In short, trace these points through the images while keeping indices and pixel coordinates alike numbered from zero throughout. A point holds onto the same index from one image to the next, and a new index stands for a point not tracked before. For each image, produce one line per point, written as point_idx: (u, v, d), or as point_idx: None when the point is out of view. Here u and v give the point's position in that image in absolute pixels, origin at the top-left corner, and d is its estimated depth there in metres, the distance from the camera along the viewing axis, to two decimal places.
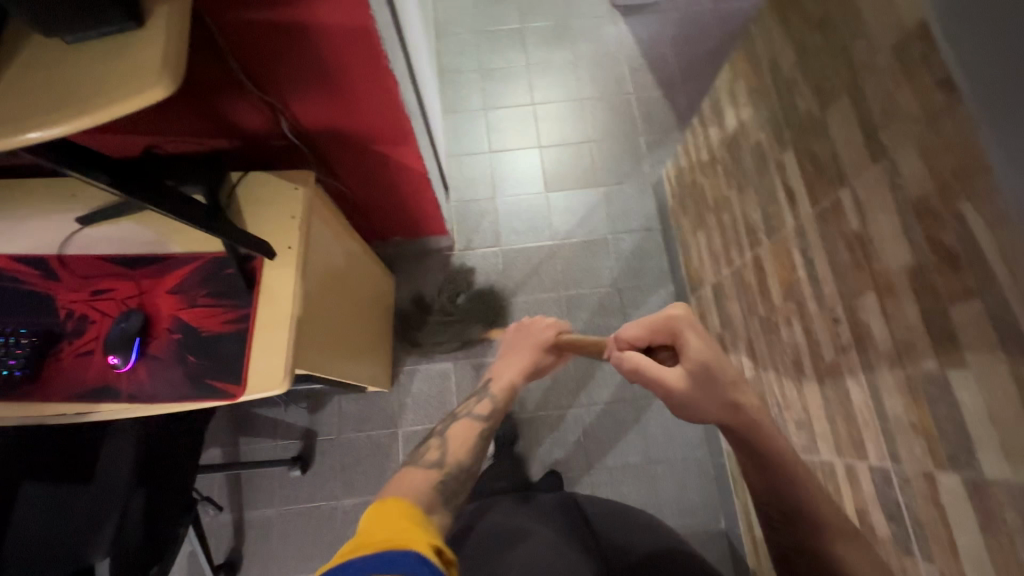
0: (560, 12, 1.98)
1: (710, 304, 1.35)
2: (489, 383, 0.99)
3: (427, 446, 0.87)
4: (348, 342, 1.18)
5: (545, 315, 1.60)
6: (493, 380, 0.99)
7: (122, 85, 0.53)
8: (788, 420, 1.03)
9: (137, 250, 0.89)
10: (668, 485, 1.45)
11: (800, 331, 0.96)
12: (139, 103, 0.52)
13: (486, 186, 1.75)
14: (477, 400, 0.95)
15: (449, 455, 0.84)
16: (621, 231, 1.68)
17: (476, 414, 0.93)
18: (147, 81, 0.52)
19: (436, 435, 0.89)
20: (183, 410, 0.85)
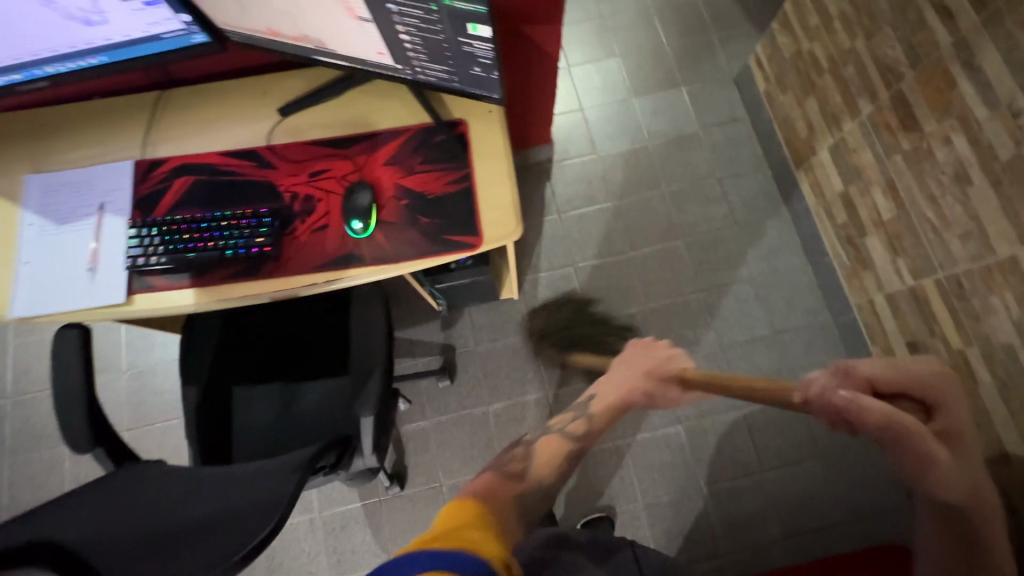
0: None
1: (828, 166, 1.41)
2: (591, 402, 1.04)
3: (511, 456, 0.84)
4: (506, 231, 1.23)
5: (652, 211, 1.66)
6: (597, 398, 1.05)
7: None
8: (948, 237, 1.10)
9: (343, 132, 0.93)
10: (799, 350, 1.51)
11: (961, 143, 1.03)
12: None
13: (570, 99, 1.78)
14: (573, 420, 0.98)
15: (532, 470, 0.81)
16: (711, 125, 1.72)
17: (567, 432, 0.95)
18: None
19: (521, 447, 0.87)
20: (419, 272, 0.90)
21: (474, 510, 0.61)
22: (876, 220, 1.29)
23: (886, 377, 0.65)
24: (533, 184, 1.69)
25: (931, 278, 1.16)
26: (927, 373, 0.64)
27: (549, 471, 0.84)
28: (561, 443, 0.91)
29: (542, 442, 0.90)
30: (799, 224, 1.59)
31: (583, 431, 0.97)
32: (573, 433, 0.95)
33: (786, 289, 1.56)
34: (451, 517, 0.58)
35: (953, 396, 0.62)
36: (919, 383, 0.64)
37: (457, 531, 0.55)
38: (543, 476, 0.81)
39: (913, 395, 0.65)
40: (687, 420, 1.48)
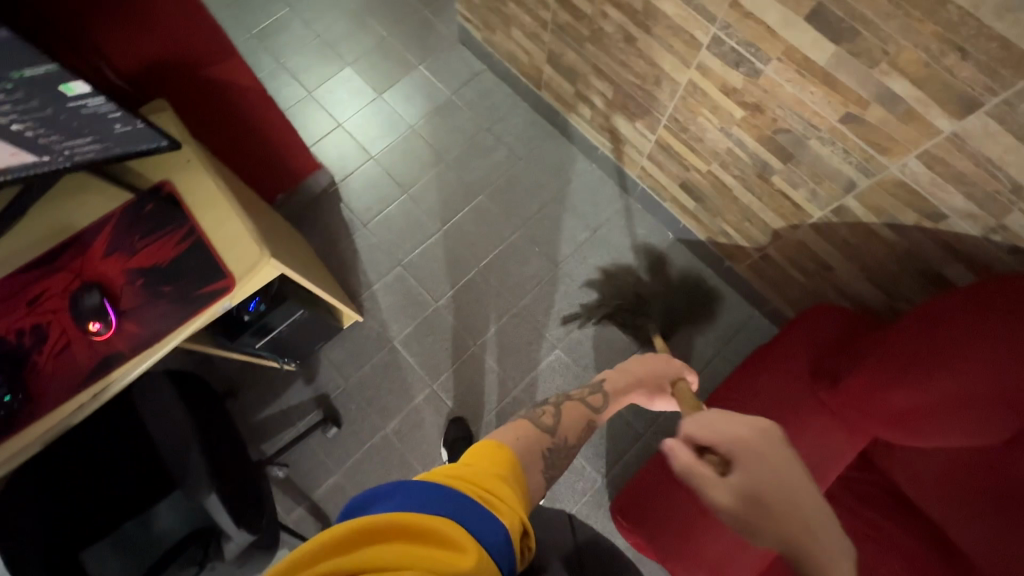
0: None
1: (555, 77, 1.56)
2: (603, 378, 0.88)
3: (542, 410, 0.75)
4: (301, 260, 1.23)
5: (446, 184, 1.73)
6: (608, 377, 0.88)
7: None
8: (651, 88, 1.26)
9: (43, 246, 0.86)
10: (618, 235, 1.66)
11: (614, 12, 1.18)
12: None
13: (326, 120, 1.79)
14: (590, 392, 0.84)
15: (564, 428, 0.72)
16: (459, 87, 1.82)
17: (586, 400, 0.81)
18: None
19: (549, 402, 0.77)
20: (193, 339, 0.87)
21: (507, 456, 0.59)
22: (607, 102, 1.45)
23: (704, 434, 0.62)
24: (328, 213, 1.68)
25: (661, 126, 1.33)
26: (749, 437, 0.60)
27: (575, 433, 0.74)
28: (583, 408, 0.80)
29: (565, 406, 0.78)
30: (567, 134, 1.73)
31: (601, 402, 0.83)
32: (593, 404, 0.81)
33: (584, 192, 1.70)
34: (489, 455, 0.59)
35: (760, 447, 0.59)
36: (731, 439, 0.61)
37: (483, 473, 0.55)
38: (571, 435, 0.73)
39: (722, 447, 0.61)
40: (562, 342, 1.57)
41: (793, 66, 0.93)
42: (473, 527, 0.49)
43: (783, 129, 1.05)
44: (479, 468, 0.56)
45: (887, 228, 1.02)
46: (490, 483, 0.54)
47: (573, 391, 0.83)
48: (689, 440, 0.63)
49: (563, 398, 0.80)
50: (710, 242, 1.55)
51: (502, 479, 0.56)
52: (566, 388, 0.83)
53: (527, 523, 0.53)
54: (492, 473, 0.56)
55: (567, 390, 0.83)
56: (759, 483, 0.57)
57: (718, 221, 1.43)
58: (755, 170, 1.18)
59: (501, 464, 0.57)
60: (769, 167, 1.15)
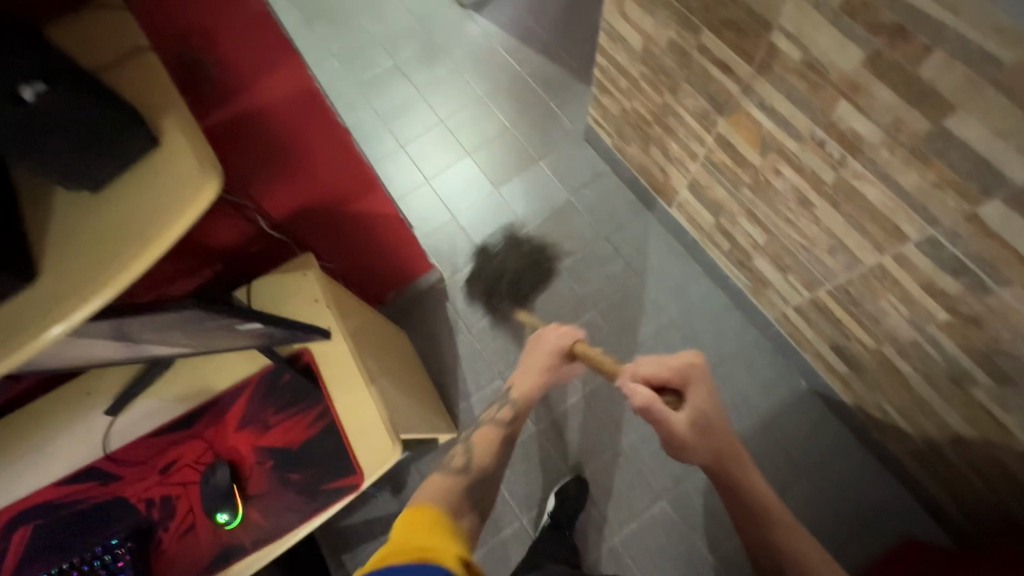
0: (420, 34, 2.03)
1: (693, 202, 1.43)
2: (510, 390, 1.05)
3: (455, 454, 0.91)
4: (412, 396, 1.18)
5: (556, 292, 1.64)
6: (513, 387, 1.05)
7: (164, 208, 0.55)
8: (820, 253, 1.10)
9: (183, 409, 0.86)
10: (742, 376, 1.49)
11: (791, 172, 1.04)
12: (183, 212, 0.55)
13: (441, 211, 1.76)
14: (500, 407, 1.02)
15: (476, 460, 0.88)
16: (579, 187, 1.74)
17: (499, 419, 0.99)
18: (187, 192, 0.56)
19: (461, 444, 0.95)
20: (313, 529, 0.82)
21: (430, 515, 0.68)
22: (754, 244, 1.30)
23: (665, 372, 0.89)
24: (433, 309, 1.64)
25: (823, 289, 1.17)
26: (696, 360, 0.90)
27: (487, 455, 0.91)
28: (497, 428, 0.97)
29: (480, 435, 0.97)
30: (694, 254, 1.60)
31: (512, 415, 1.00)
32: (504, 419, 0.99)
33: (707, 320, 1.55)
34: (410, 522, 0.66)
35: (697, 379, 0.88)
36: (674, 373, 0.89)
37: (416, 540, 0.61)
38: (488, 464, 0.88)
39: (672, 387, 0.88)
40: (668, 494, 1.43)
41: None
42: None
43: (1007, 352, 0.86)
44: (408, 537, 0.62)
45: None
46: (420, 541, 0.62)
47: (488, 417, 1.02)
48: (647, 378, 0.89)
49: (476, 429, 0.99)
50: (855, 406, 1.35)
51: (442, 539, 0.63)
52: (480, 418, 1.02)
53: (471, 560, 0.61)
54: (423, 532, 0.63)
55: (482, 419, 1.02)
56: (706, 413, 0.86)
57: (875, 394, 1.24)
58: (948, 373, 1.00)
59: (430, 524, 0.65)
60: (971, 376, 0.96)
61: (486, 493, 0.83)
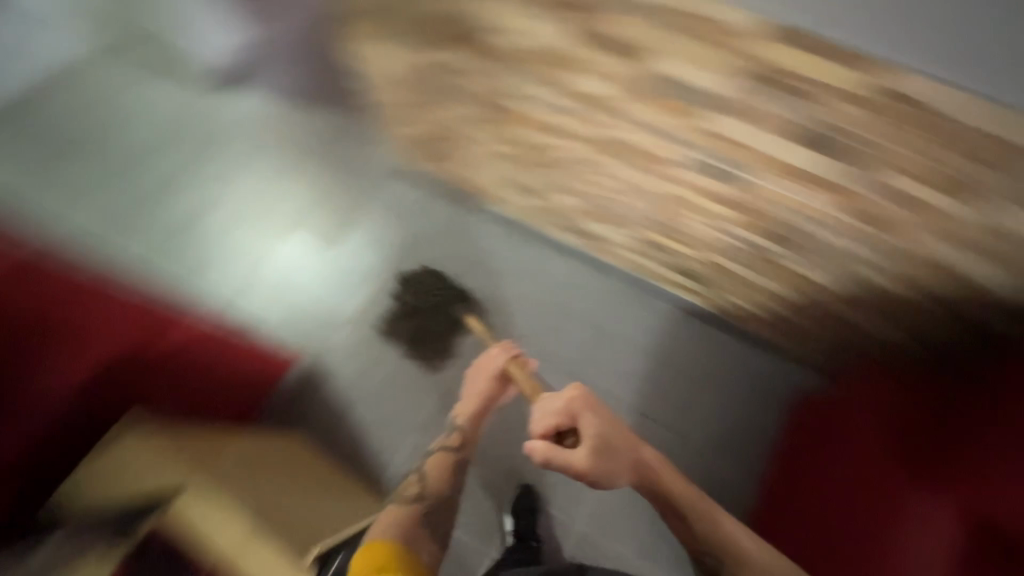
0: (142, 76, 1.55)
1: (515, 194, 1.49)
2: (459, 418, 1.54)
3: (409, 481, 1.46)
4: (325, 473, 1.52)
5: (434, 327, 1.59)
6: (461, 414, 1.54)
7: None
8: (626, 199, 1.21)
9: None
10: (622, 324, 1.60)
11: (572, 142, 1.13)
12: None
13: (285, 297, 1.62)
14: (450, 434, 1.53)
15: (429, 484, 1.46)
16: (414, 214, 1.65)
17: (450, 445, 1.52)
18: None
19: (415, 472, 1.48)
20: None
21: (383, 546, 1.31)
22: (578, 211, 1.39)
23: (554, 419, 1.42)
24: (318, 397, 1.55)
25: (644, 227, 1.28)
26: (575, 391, 1.49)
27: (441, 480, 1.48)
28: (447, 453, 1.51)
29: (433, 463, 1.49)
30: (539, 237, 1.68)
31: (458, 441, 1.52)
32: (454, 445, 1.52)
33: (574, 290, 1.63)
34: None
35: (585, 405, 1.47)
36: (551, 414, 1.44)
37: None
38: (438, 487, 1.47)
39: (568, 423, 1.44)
40: None
41: (789, 176, 0.90)
42: None
43: (783, 224, 1.02)
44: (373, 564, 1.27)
45: (911, 288, 1.02)
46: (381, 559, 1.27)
47: (438, 445, 1.53)
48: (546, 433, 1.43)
49: (430, 457, 1.51)
50: (717, 309, 1.50)
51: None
52: (431, 447, 1.52)
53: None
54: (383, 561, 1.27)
55: (433, 447, 1.52)
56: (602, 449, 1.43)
57: (722, 294, 1.40)
58: (757, 256, 1.15)
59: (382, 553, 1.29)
60: (772, 252, 1.11)
61: (435, 515, 1.43)
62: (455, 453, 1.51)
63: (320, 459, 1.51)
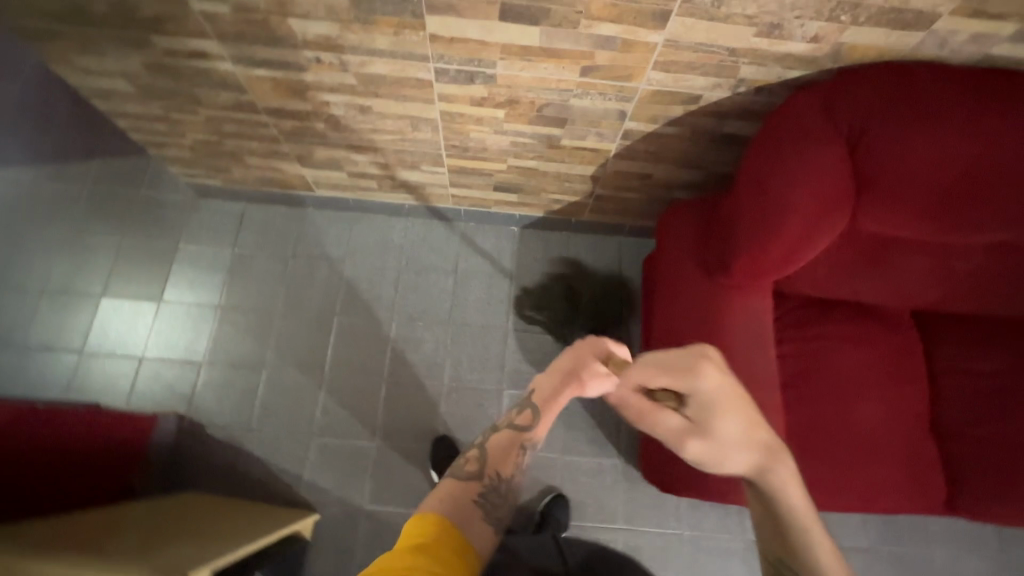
0: None
1: (319, 172, 1.47)
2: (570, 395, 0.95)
3: (465, 457, 0.86)
4: (217, 517, 1.18)
5: (296, 330, 1.57)
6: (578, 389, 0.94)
7: None
8: (415, 134, 1.24)
9: None
10: (474, 259, 1.66)
11: (332, 96, 1.13)
12: None
13: (124, 365, 1.51)
14: (518, 411, 0.94)
15: (488, 466, 0.85)
16: (236, 236, 1.64)
17: (519, 426, 0.93)
18: None
19: (473, 451, 0.87)
20: None
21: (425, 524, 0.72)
22: (383, 165, 1.40)
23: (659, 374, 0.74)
24: (201, 446, 1.45)
25: (445, 157, 1.33)
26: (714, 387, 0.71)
27: (505, 463, 0.87)
28: (513, 433, 0.91)
29: (497, 437, 0.92)
30: (370, 209, 1.67)
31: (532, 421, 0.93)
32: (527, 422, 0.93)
33: (420, 245, 1.66)
34: (412, 534, 0.71)
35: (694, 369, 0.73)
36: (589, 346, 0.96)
37: (406, 555, 0.67)
38: (503, 473, 0.86)
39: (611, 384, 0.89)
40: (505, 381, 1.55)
41: (518, 57, 0.97)
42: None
43: (544, 105, 1.10)
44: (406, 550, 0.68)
45: (665, 125, 1.14)
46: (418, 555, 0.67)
47: (504, 421, 0.94)
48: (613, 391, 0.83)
49: (491, 436, 0.92)
50: (548, 212, 1.61)
51: (427, 557, 0.67)
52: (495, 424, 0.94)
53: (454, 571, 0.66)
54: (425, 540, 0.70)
55: (498, 424, 0.94)
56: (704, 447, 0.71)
57: (543, 195, 1.49)
58: (545, 145, 1.24)
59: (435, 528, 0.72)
60: (553, 136, 1.20)
61: (497, 504, 0.80)
62: (524, 433, 0.91)
63: (206, 501, 1.29)
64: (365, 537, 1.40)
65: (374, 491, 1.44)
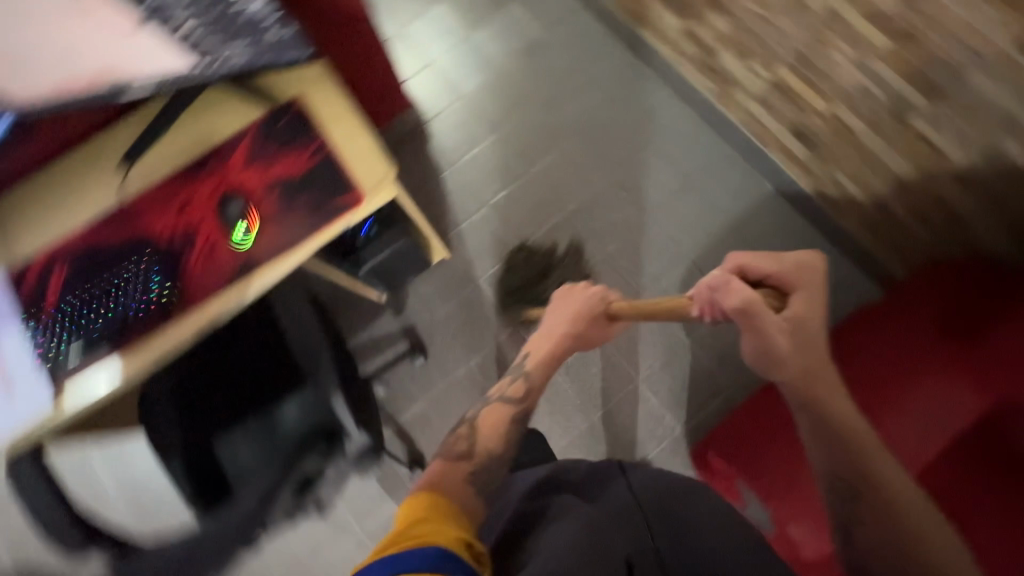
0: None
1: (661, 12, 1.48)
2: (524, 361, 1.04)
3: (458, 434, 0.91)
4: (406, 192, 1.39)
5: (537, 125, 1.70)
6: (528, 356, 1.05)
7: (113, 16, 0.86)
8: (777, 19, 1.16)
9: (186, 159, 0.92)
10: (711, 184, 1.59)
11: None
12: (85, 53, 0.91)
13: (416, 58, 1.78)
14: (511, 382, 1.01)
15: (480, 444, 0.88)
16: (553, 24, 1.76)
17: (508, 397, 0.98)
18: None
19: (466, 420, 0.94)
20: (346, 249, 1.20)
21: (423, 499, 0.72)
22: (718, 36, 1.36)
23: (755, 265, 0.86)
24: (418, 149, 1.71)
25: (780, 63, 1.25)
26: (799, 268, 0.85)
27: (496, 437, 0.91)
28: (509, 407, 0.97)
29: (484, 416, 0.95)
30: (665, 76, 1.65)
31: (523, 390, 0.99)
32: (514, 398, 0.98)
33: (679, 138, 1.63)
34: (410, 511, 0.69)
35: (809, 274, 0.85)
36: (778, 266, 0.85)
37: (412, 526, 0.66)
38: (491, 445, 0.89)
39: (776, 281, 0.86)
40: (646, 289, 1.56)
41: None
42: (413, 562, 0.59)
43: None
44: (408, 526, 0.66)
45: None
46: (419, 527, 0.65)
47: (496, 392, 1.00)
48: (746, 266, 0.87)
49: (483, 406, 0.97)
50: (814, 193, 1.46)
51: (441, 523, 0.67)
52: (489, 394, 1.00)
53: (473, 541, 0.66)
54: (415, 521, 0.67)
55: (491, 395, 1.00)
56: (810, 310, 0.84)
57: (830, 169, 1.34)
58: (889, 112, 1.10)
59: (423, 510, 0.69)
60: (907, 104, 1.05)
61: (488, 474, 0.84)
62: (460, 462, 0.84)
63: None
64: (462, 299, 1.59)
65: (492, 277, 1.60)
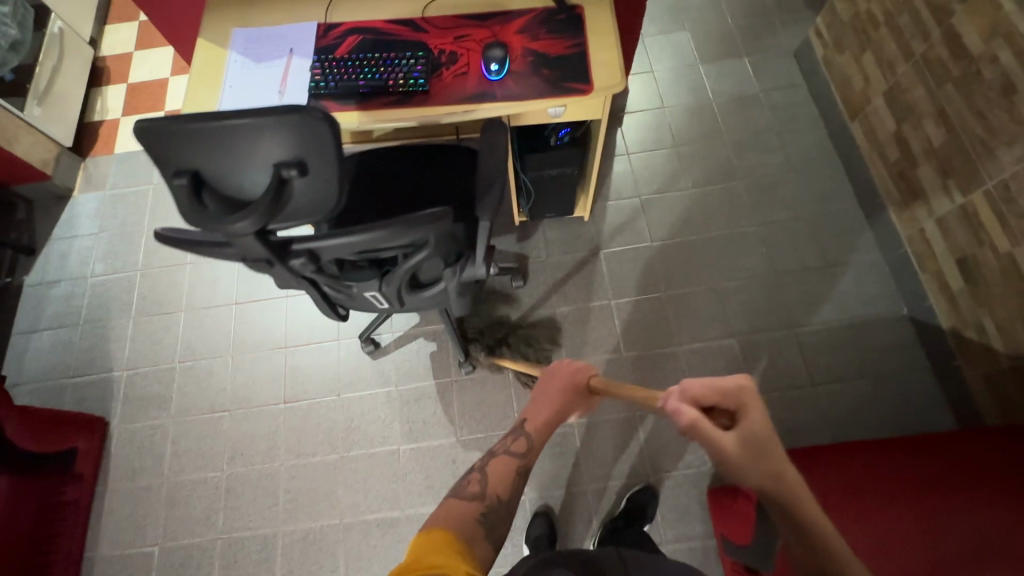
0: None
1: (882, 112, 1.58)
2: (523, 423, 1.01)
3: (469, 478, 0.87)
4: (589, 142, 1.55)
5: (716, 158, 1.83)
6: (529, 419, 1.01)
7: None
8: (998, 146, 1.23)
9: (479, 9, 1.16)
10: (850, 280, 1.61)
11: (1010, 59, 1.18)
12: None
13: (641, 62, 1.99)
14: (513, 439, 0.97)
15: (490, 488, 0.85)
16: (773, 89, 1.91)
17: (511, 450, 0.94)
18: None
19: (477, 469, 0.90)
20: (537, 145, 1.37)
21: (439, 538, 0.67)
22: (929, 149, 1.43)
23: (704, 391, 0.77)
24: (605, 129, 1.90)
25: (980, 189, 1.29)
26: (727, 387, 0.76)
27: (505, 488, 0.86)
28: (513, 461, 0.92)
29: (491, 464, 0.91)
30: (851, 171, 1.73)
31: (527, 449, 0.95)
32: (518, 452, 0.94)
33: (840, 228, 1.68)
34: (421, 545, 0.65)
35: (751, 405, 0.74)
36: (723, 394, 0.76)
37: (427, 557, 0.62)
38: (501, 494, 0.85)
39: (723, 407, 0.76)
40: (742, 334, 1.59)
41: None
42: None
43: None
44: (421, 556, 0.62)
45: None
46: (431, 557, 0.62)
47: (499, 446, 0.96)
48: (696, 399, 0.77)
49: (488, 458, 0.93)
50: (951, 331, 1.44)
51: (447, 556, 0.63)
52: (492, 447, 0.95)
53: None
54: (427, 550, 0.63)
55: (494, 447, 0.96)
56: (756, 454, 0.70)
57: (982, 310, 1.34)
58: None
59: (434, 545, 0.64)
60: None
61: (498, 522, 0.80)
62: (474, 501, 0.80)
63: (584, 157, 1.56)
64: (577, 258, 1.71)
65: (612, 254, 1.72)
